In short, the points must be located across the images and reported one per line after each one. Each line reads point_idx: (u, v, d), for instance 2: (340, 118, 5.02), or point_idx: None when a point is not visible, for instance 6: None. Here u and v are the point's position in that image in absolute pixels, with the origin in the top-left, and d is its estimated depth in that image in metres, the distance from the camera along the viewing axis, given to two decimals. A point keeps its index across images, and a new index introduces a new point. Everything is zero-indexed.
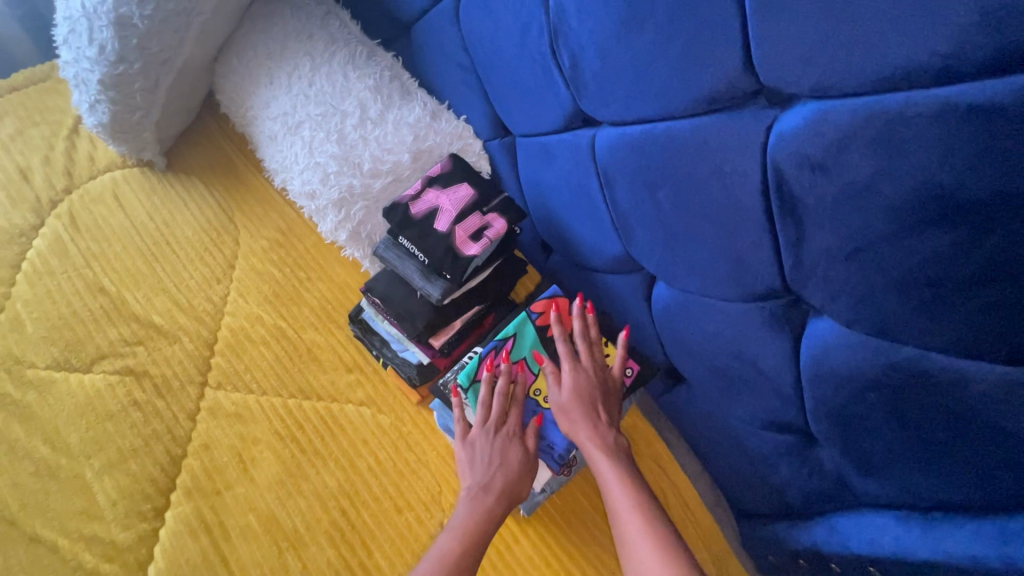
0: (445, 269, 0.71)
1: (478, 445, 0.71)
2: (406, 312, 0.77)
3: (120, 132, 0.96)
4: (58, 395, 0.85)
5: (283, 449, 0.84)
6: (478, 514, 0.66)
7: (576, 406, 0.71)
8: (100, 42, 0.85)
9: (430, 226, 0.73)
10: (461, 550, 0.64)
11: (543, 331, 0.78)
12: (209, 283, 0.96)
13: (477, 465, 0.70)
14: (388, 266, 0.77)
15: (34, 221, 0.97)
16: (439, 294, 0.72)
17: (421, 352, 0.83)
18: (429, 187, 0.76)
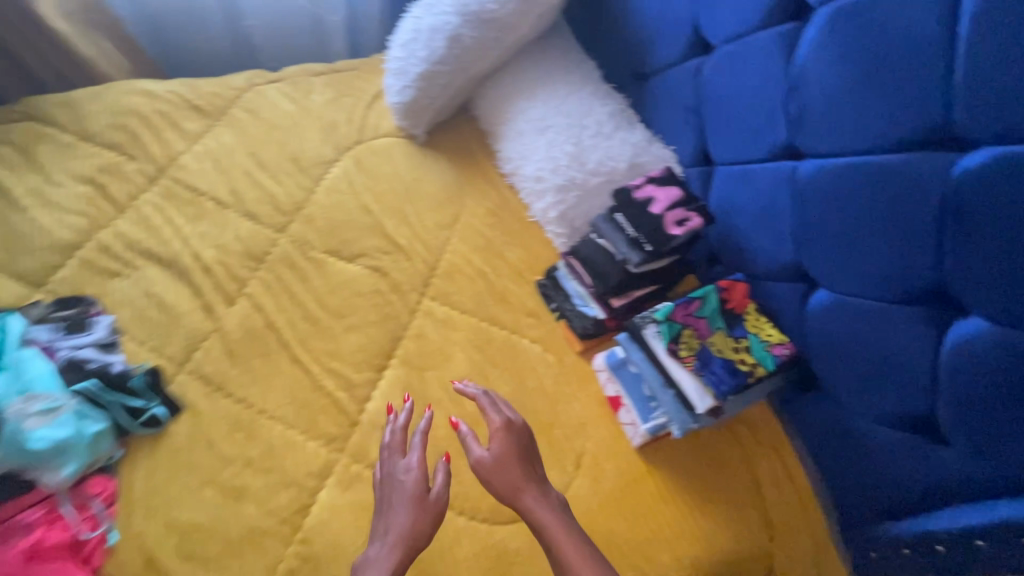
0: (648, 242, 0.95)
1: (392, 484, 0.85)
2: (601, 271, 1.03)
3: (411, 110, 1.33)
4: (328, 271, 1.16)
5: (473, 354, 1.08)
6: (404, 535, 0.79)
7: (510, 458, 0.85)
8: (432, 48, 1.23)
9: (646, 209, 0.97)
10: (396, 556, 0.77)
11: (724, 302, 0.95)
12: (440, 227, 1.26)
13: (398, 494, 0.83)
14: (599, 234, 1.02)
15: (334, 156, 1.35)
16: (637, 260, 0.96)
17: (599, 309, 1.07)
18: (649, 183, 0.99)
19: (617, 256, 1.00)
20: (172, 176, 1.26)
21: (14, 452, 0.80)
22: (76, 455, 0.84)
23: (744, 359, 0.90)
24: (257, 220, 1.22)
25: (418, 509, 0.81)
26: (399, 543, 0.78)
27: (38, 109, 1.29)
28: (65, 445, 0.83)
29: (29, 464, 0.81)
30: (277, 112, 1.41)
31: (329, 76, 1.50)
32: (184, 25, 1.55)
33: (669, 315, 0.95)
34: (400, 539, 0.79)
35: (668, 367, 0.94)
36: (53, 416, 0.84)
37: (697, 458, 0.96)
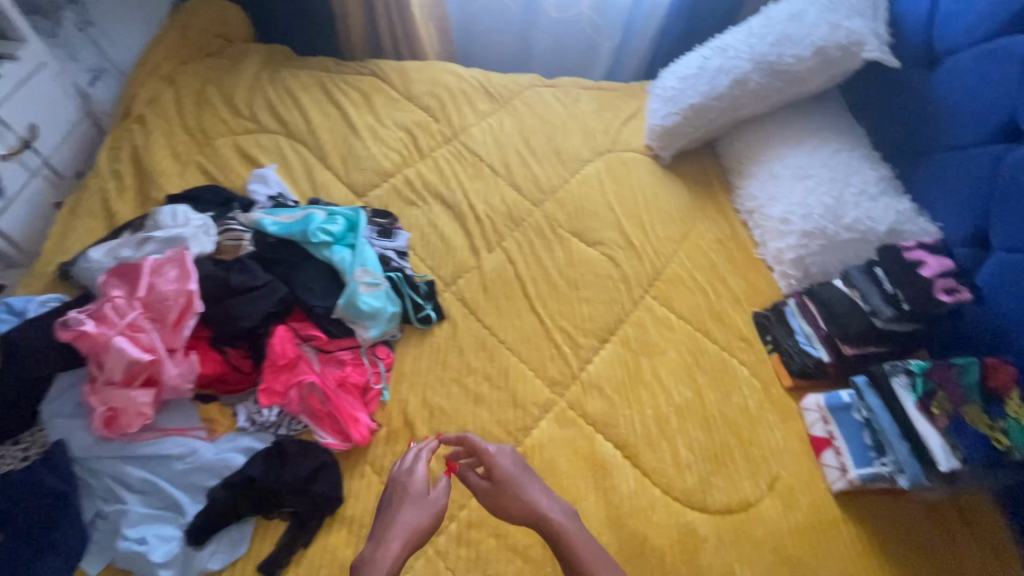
0: (906, 303, 1.01)
1: (393, 486, 0.88)
2: (843, 317, 1.08)
3: (670, 134, 1.48)
4: (570, 248, 1.33)
5: (686, 356, 1.16)
6: (405, 529, 0.81)
7: (512, 478, 0.88)
8: (714, 85, 1.38)
9: (916, 271, 1.01)
10: (403, 544, 0.79)
11: (988, 378, 0.94)
12: (670, 240, 1.38)
13: (402, 495, 0.85)
14: (849, 283, 1.10)
15: (589, 156, 1.54)
16: (887, 316, 1.03)
17: (823, 352, 1.12)
18: (919, 249, 1.05)
19: (863, 307, 1.07)
20: (461, 140, 1.53)
21: (349, 306, 1.05)
22: (382, 326, 1.07)
23: (996, 437, 0.90)
24: (521, 191, 1.43)
25: (418, 509, 0.84)
26: (405, 536, 0.80)
27: (381, 69, 1.65)
28: (379, 315, 1.07)
29: (354, 319, 1.05)
30: (550, 111, 1.64)
31: (595, 92, 1.72)
32: (488, 29, 1.89)
33: (925, 372, 0.98)
34: (406, 533, 0.81)
35: (912, 419, 0.97)
36: (377, 291, 1.08)
37: (899, 520, 0.98)
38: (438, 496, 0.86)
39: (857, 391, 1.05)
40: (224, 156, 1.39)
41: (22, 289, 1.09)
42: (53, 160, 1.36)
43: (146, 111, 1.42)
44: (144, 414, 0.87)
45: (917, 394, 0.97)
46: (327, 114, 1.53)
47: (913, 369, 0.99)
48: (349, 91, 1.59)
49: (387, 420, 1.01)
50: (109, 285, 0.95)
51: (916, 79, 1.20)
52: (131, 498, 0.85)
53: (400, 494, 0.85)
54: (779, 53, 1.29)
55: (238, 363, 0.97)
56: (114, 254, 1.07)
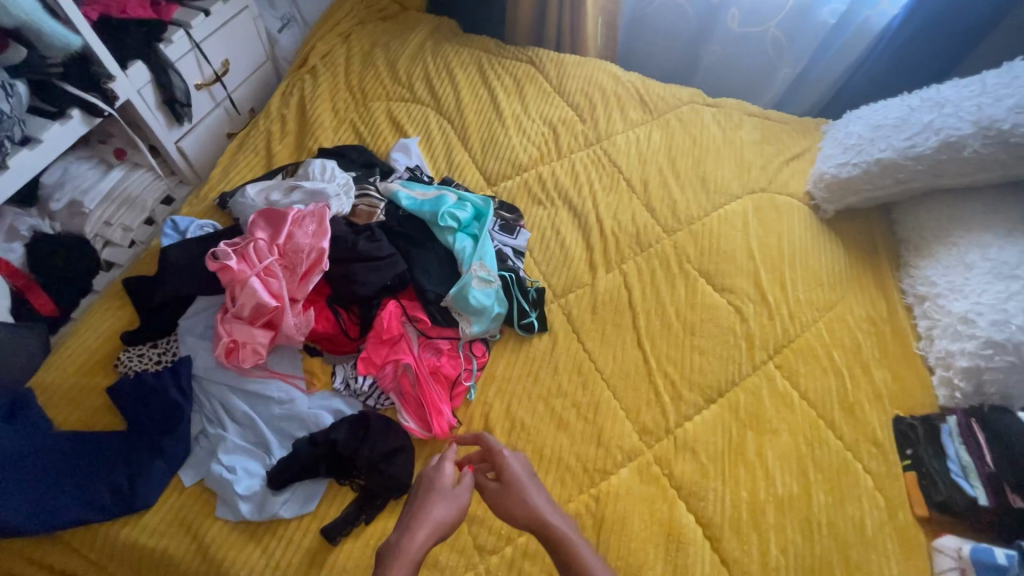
0: None
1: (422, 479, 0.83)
2: None
3: (840, 187, 1.30)
4: (693, 289, 1.22)
5: (801, 443, 1.02)
6: (432, 518, 0.76)
7: (517, 481, 0.83)
8: (915, 143, 1.17)
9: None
10: (427, 534, 0.74)
11: None
12: (811, 306, 1.21)
13: (432, 486, 0.80)
14: None
15: (738, 192, 1.39)
16: None
17: (981, 494, 0.93)
18: None
19: None
20: (603, 147, 1.46)
21: (459, 296, 1.04)
22: (485, 324, 1.05)
23: None
24: (654, 215, 1.34)
25: (445, 504, 0.78)
26: (430, 530, 0.75)
27: (539, 58, 1.61)
28: (485, 312, 1.05)
29: (461, 311, 1.05)
30: (705, 133, 1.51)
31: (760, 121, 1.55)
32: (657, 32, 1.77)
33: None
34: (432, 526, 0.75)
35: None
36: (489, 288, 1.07)
37: None
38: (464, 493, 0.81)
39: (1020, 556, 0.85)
40: (375, 119, 1.44)
41: (186, 209, 1.21)
42: (234, 95, 1.49)
43: (319, 64, 1.51)
44: (258, 353, 0.93)
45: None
46: (477, 95, 1.53)
47: None
48: (503, 75, 1.57)
49: (468, 420, 1.00)
50: (256, 226, 1.02)
51: None
52: (232, 427, 0.92)
53: (427, 484, 0.81)
54: (1017, 122, 1.07)
55: (347, 326, 1.01)
56: (265, 196, 1.15)
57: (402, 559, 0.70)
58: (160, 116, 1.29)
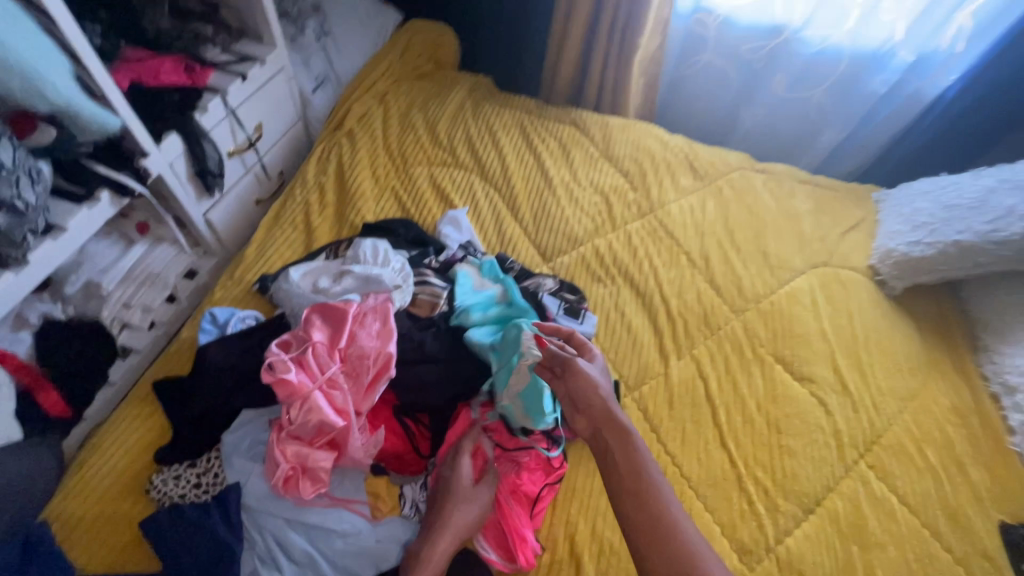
0: None
1: (439, 474, 0.88)
2: None
3: (912, 265, 1.26)
4: (771, 377, 1.14)
5: (911, 562, 0.94)
6: (454, 519, 0.82)
7: (596, 393, 0.83)
8: (999, 229, 1.13)
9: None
10: (450, 538, 0.81)
11: None
12: (895, 396, 1.14)
13: (450, 491, 0.84)
14: None
15: (801, 267, 1.33)
16: None
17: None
18: None
19: None
20: (658, 218, 1.38)
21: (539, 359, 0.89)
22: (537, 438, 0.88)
23: None
24: (720, 293, 1.26)
25: (466, 504, 0.84)
26: (453, 534, 0.81)
27: (582, 121, 1.56)
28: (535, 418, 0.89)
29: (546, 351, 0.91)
30: (759, 200, 1.45)
31: (812, 189, 1.51)
32: (696, 93, 1.74)
33: None
34: (457, 531, 0.82)
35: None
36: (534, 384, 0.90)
37: None
38: (485, 481, 0.88)
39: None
40: (417, 187, 1.35)
41: (220, 294, 1.10)
42: (265, 159, 1.39)
43: (356, 127, 1.43)
44: (320, 481, 0.82)
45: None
46: (522, 159, 1.45)
47: None
48: (548, 139, 1.51)
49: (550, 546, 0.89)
50: (311, 324, 0.91)
51: None
52: (288, 567, 0.79)
53: (443, 480, 0.86)
54: None
55: (418, 442, 0.91)
56: (311, 280, 1.05)
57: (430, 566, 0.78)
58: (191, 188, 1.18)
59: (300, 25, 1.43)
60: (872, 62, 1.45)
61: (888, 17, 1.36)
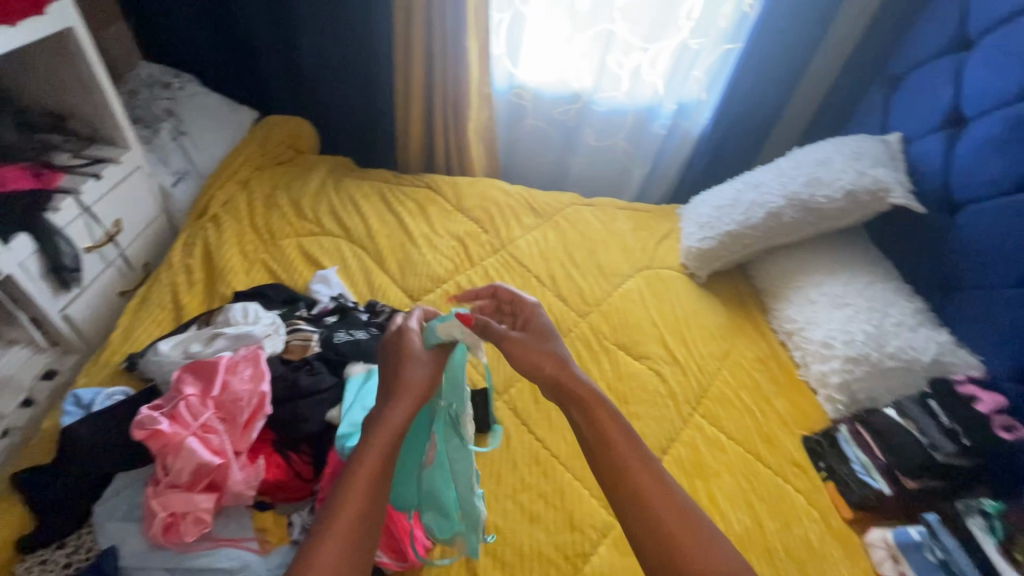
0: (965, 438, 1.04)
1: (392, 345, 0.94)
2: (904, 448, 1.08)
3: (704, 256, 1.57)
4: (616, 361, 1.36)
5: (741, 480, 1.15)
6: (411, 386, 0.87)
7: (556, 361, 0.90)
8: (749, 217, 1.49)
9: (972, 405, 1.06)
10: (410, 399, 0.85)
11: None
12: (713, 357, 1.40)
13: (404, 359, 0.90)
14: (906, 418, 1.11)
15: (629, 271, 1.61)
16: (949, 451, 1.05)
17: (883, 484, 1.10)
18: (968, 382, 1.10)
19: (926, 445, 1.07)
20: (508, 252, 1.61)
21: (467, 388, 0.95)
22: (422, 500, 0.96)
23: None
24: (567, 303, 1.49)
25: (404, 399, 0.84)
26: (412, 395, 0.85)
27: (435, 183, 1.79)
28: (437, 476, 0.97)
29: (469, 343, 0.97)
30: (590, 226, 1.75)
31: (630, 212, 1.84)
32: (530, 151, 2.08)
33: (1010, 516, 0.98)
34: (414, 391, 0.86)
35: (994, 564, 0.95)
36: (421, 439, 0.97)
37: None
38: (416, 375, 0.88)
39: (928, 529, 1.03)
40: (287, 256, 1.47)
41: (85, 381, 1.11)
42: (127, 252, 1.44)
43: (220, 212, 1.53)
44: (203, 521, 0.84)
45: (997, 538, 0.97)
46: (384, 220, 1.64)
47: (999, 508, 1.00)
48: (405, 201, 1.71)
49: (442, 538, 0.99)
50: (182, 381, 0.97)
51: (939, 222, 1.31)
52: None
53: (398, 356, 0.92)
54: (810, 193, 1.41)
55: (300, 469, 0.96)
56: (182, 349, 1.09)
57: (388, 422, 0.80)
58: (45, 285, 1.20)
59: (154, 128, 1.58)
60: (649, 112, 1.87)
61: (648, 80, 1.79)
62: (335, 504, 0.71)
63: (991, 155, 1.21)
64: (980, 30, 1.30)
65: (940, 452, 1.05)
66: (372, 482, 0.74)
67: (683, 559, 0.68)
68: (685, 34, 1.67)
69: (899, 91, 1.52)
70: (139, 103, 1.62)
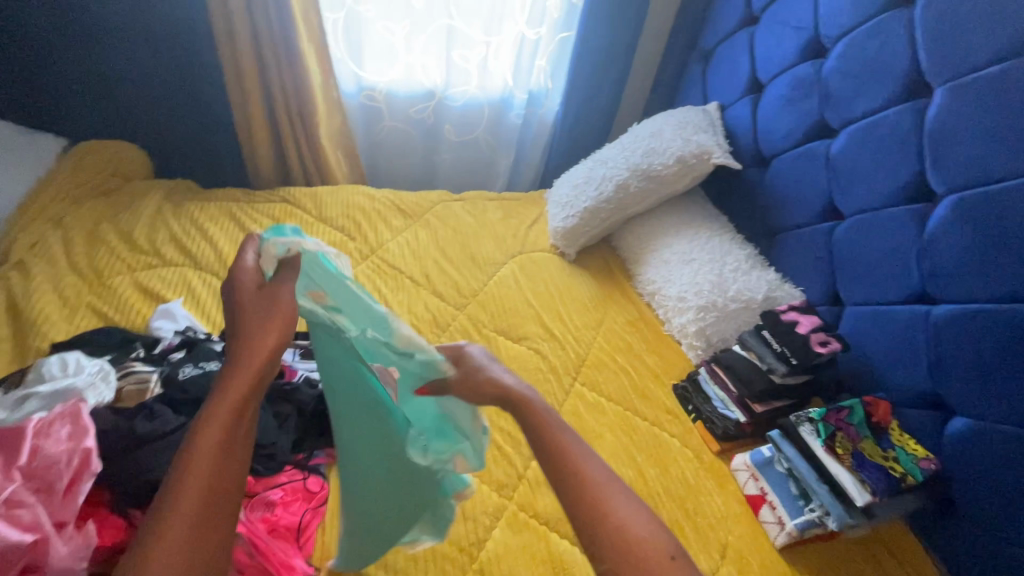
0: (795, 357, 1.16)
1: (233, 291, 0.79)
2: (749, 377, 1.23)
3: (569, 234, 1.63)
4: (496, 347, 1.37)
5: (622, 436, 1.21)
6: (257, 342, 0.75)
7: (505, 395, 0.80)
8: (602, 192, 1.58)
9: (792, 329, 1.19)
10: (256, 358, 0.74)
11: (867, 418, 1.10)
12: (588, 327, 1.47)
13: (244, 309, 0.77)
14: (745, 348, 1.26)
15: (502, 258, 1.63)
16: (783, 370, 1.18)
17: (739, 413, 1.23)
18: (791, 310, 1.25)
19: (763, 368, 1.21)
20: (379, 256, 1.57)
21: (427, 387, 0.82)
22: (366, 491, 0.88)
23: (888, 465, 1.04)
24: (443, 298, 1.49)
25: (247, 361, 0.74)
26: (261, 351, 0.75)
27: (291, 196, 1.69)
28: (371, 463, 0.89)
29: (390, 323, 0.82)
30: (460, 219, 1.75)
31: (498, 203, 1.86)
32: (394, 154, 2.04)
33: (828, 416, 1.11)
34: (263, 344, 0.75)
35: (824, 463, 1.08)
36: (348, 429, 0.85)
37: (831, 553, 1.07)
38: (272, 323, 0.76)
39: (774, 444, 1.16)
40: (120, 295, 1.30)
41: None
42: None
43: (27, 256, 1.32)
44: None
45: (822, 440, 1.08)
46: (236, 241, 1.51)
47: (820, 412, 1.12)
48: (259, 218, 1.60)
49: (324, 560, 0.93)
50: None
51: (756, 175, 1.48)
52: None
53: (240, 303, 0.78)
54: (649, 163, 1.52)
55: None
56: None
57: (231, 386, 0.72)
58: None
59: None
60: (502, 104, 1.92)
61: (496, 72, 1.84)
62: (171, 489, 0.64)
63: (782, 112, 1.39)
64: (762, 5, 1.49)
65: (775, 372, 1.19)
66: (216, 459, 0.67)
67: (608, 521, 0.66)
68: (521, 25, 1.74)
69: (712, 65, 1.70)
70: None
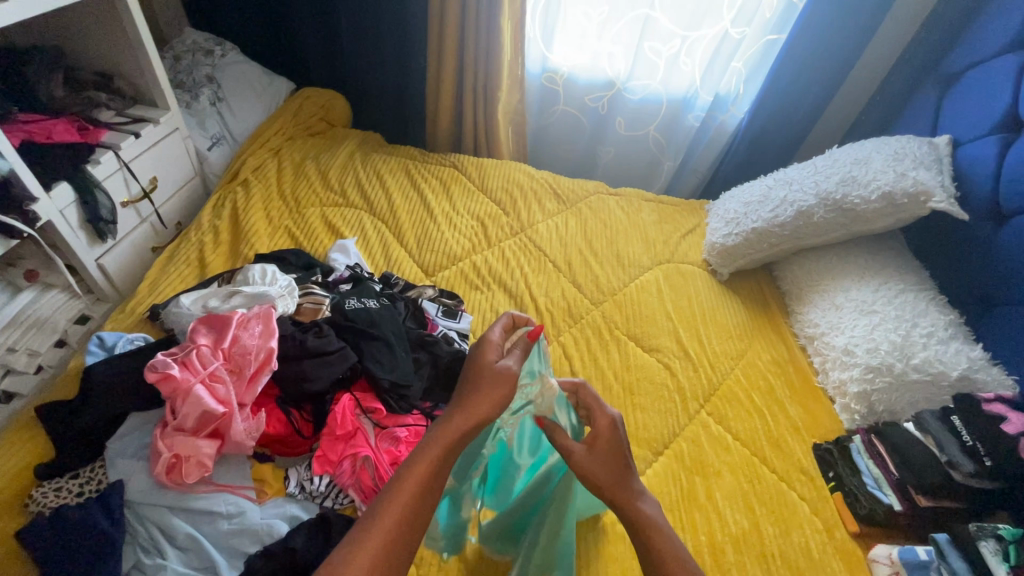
0: (988, 457, 1.00)
1: (475, 354, 0.89)
2: (918, 465, 1.05)
3: (727, 252, 1.52)
4: (624, 352, 1.33)
5: (742, 482, 1.12)
6: (477, 403, 0.81)
7: (498, 377, 0.84)
8: (777, 214, 1.43)
9: (998, 426, 1.00)
10: (471, 415, 0.79)
11: None
12: (727, 355, 1.36)
13: (473, 368, 0.86)
14: (924, 431, 1.08)
15: (648, 263, 1.56)
16: (968, 468, 1.01)
17: (894, 500, 1.06)
18: (998, 401, 1.04)
19: (942, 459, 1.04)
20: (527, 235, 1.60)
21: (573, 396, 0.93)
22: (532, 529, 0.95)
23: None
24: (581, 290, 1.47)
25: (469, 416, 0.79)
26: (476, 408, 0.80)
27: (460, 163, 1.79)
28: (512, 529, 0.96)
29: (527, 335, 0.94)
30: (613, 213, 1.71)
31: (656, 205, 1.77)
32: (560, 138, 2.05)
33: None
34: (478, 404, 0.81)
35: None
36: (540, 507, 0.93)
37: None
38: (490, 389, 0.82)
39: (937, 548, 0.97)
40: (309, 224, 1.50)
41: (111, 326, 1.17)
42: (161, 210, 1.51)
43: (250, 177, 1.58)
44: (204, 466, 0.88)
45: (1009, 564, 0.89)
46: (407, 196, 1.65)
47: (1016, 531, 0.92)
48: (430, 178, 1.72)
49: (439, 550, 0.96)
50: (196, 332, 1.01)
51: (983, 231, 1.23)
52: (172, 552, 0.84)
53: (474, 362, 0.87)
54: (845, 191, 1.34)
55: (300, 426, 1.00)
56: (202, 303, 1.12)
57: (442, 432, 0.77)
58: (82, 234, 1.27)
59: (195, 93, 1.64)
60: (683, 103, 1.83)
61: (686, 69, 1.74)
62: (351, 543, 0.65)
63: None
64: None
65: (960, 467, 1.01)
66: (391, 520, 0.68)
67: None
68: (725, 22, 1.61)
69: (952, 93, 1.44)
70: (182, 68, 1.68)
